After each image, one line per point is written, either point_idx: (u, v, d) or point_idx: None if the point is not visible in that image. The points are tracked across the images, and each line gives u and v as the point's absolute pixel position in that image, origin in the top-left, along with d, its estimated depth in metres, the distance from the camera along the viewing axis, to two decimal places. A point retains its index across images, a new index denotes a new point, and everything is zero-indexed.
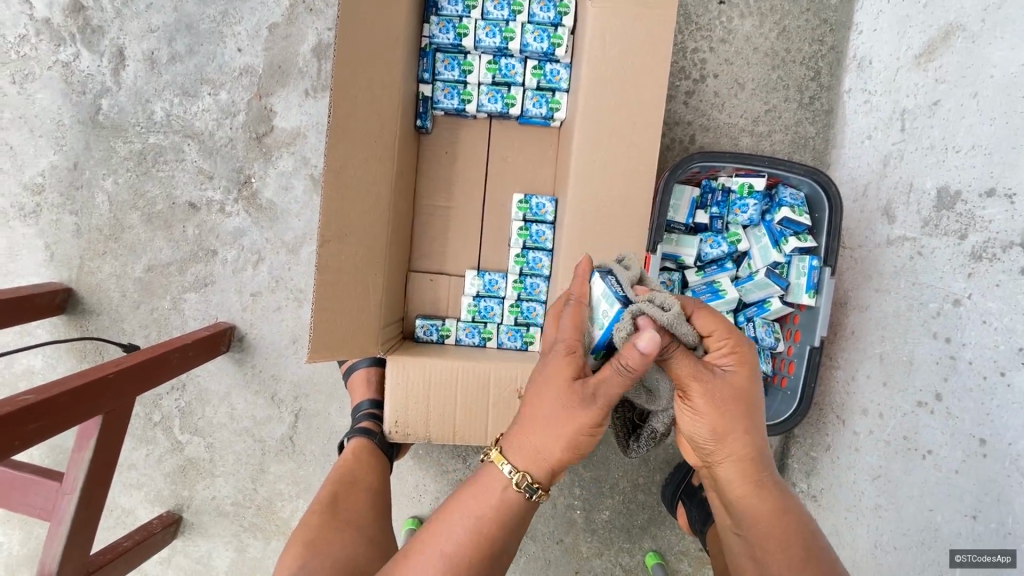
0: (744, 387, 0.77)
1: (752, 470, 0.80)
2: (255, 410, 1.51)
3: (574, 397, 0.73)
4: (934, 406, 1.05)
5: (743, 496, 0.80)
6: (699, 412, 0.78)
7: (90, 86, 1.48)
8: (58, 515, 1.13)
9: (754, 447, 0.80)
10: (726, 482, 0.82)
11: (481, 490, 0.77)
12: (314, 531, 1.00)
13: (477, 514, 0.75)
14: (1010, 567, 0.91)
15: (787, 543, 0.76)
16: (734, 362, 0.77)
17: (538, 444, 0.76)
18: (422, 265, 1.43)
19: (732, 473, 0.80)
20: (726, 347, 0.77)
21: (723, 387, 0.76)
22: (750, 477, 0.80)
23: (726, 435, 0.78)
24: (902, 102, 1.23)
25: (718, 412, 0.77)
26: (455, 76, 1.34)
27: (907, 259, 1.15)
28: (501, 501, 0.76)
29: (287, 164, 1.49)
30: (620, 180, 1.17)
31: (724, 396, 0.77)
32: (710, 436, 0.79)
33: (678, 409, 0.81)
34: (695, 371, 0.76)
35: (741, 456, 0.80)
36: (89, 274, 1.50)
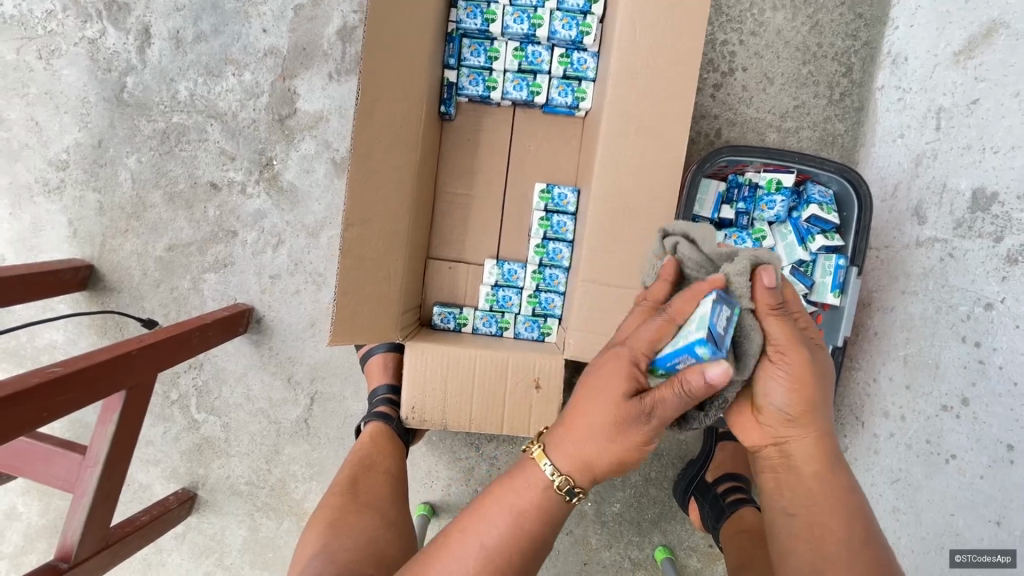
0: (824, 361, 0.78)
1: (825, 454, 0.78)
2: (271, 392, 1.53)
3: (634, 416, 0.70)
4: (959, 411, 1.04)
5: (816, 476, 0.78)
6: (788, 378, 0.76)
7: (116, 64, 1.48)
8: (80, 487, 1.15)
9: (826, 428, 0.79)
10: (798, 461, 0.78)
11: (525, 484, 0.74)
12: (335, 512, 1.01)
13: (517, 509, 0.73)
14: (1010, 566, 0.94)
15: (852, 526, 0.75)
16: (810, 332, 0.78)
17: (588, 449, 0.73)
18: (441, 253, 1.43)
19: (807, 451, 0.78)
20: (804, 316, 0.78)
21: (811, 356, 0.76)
22: (823, 460, 0.78)
23: (812, 410, 0.76)
24: (938, 100, 1.20)
25: (809, 382, 0.76)
26: (481, 63, 1.32)
27: (937, 261, 1.14)
28: (543, 500, 0.73)
29: (310, 147, 1.49)
30: (646, 170, 1.16)
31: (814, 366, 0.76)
32: (793, 409, 0.77)
33: (764, 379, 0.77)
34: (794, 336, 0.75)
35: (818, 434, 0.78)
36: (111, 252, 1.51)
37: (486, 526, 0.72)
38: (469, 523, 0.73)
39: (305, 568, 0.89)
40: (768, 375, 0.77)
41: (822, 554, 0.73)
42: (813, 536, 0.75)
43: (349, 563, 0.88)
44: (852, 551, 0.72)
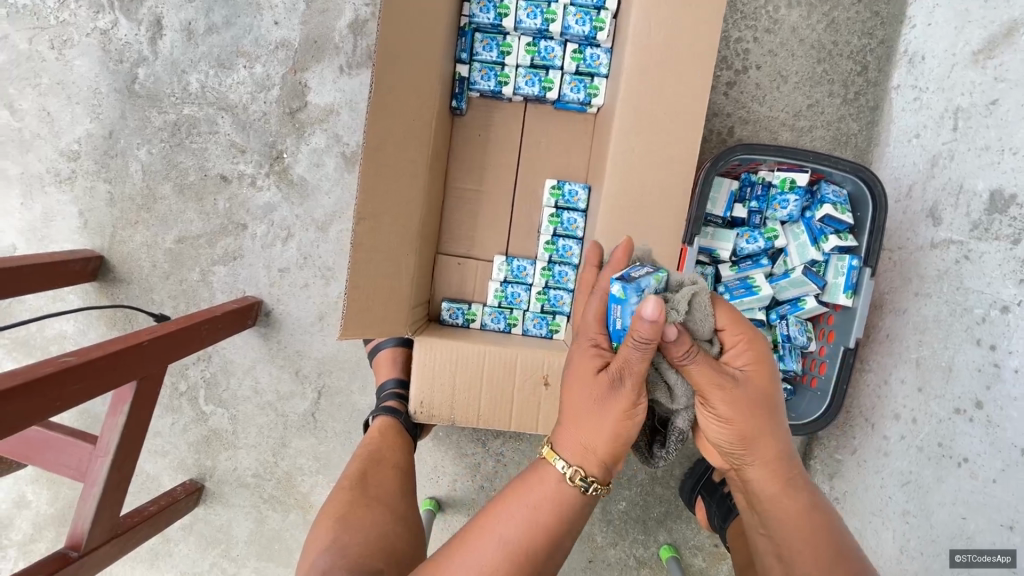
0: (763, 393, 0.76)
1: (780, 471, 0.80)
2: (279, 385, 1.53)
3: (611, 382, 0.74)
4: (973, 414, 1.04)
5: (776, 497, 0.79)
6: (726, 417, 0.76)
7: (128, 55, 1.48)
8: (91, 477, 1.15)
9: (782, 450, 0.79)
10: (756, 485, 0.80)
11: (540, 480, 0.75)
12: (345, 506, 1.00)
13: (534, 504, 0.73)
14: (1010, 566, 0.95)
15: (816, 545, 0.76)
16: (753, 360, 0.77)
17: (578, 431, 0.76)
18: (450, 249, 1.42)
19: (762, 475, 0.79)
20: (747, 343, 0.77)
21: (745, 388, 0.76)
22: (779, 479, 0.79)
23: (752, 438, 0.77)
24: (956, 100, 1.19)
25: (748, 416, 0.76)
26: (494, 57, 1.32)
27: (952, 263, 1.13)
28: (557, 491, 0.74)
29: (320, 141, 1.48)
30: (659, 169, 1.15)
31: (753, 395, 0.76)
32: (737, 441, 0.78)
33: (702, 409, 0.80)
34: (718, 376, 0.74)
35: (770, 456, 0.79)
36: (122, 243, 1.52)
37: (506, 520, 0.72)
38: (487, 519, 0.73)
39: (315, 563, 0.88)
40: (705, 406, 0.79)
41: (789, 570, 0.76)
42: (779, 552, 0.78)
43: (360, 558, 0.88)
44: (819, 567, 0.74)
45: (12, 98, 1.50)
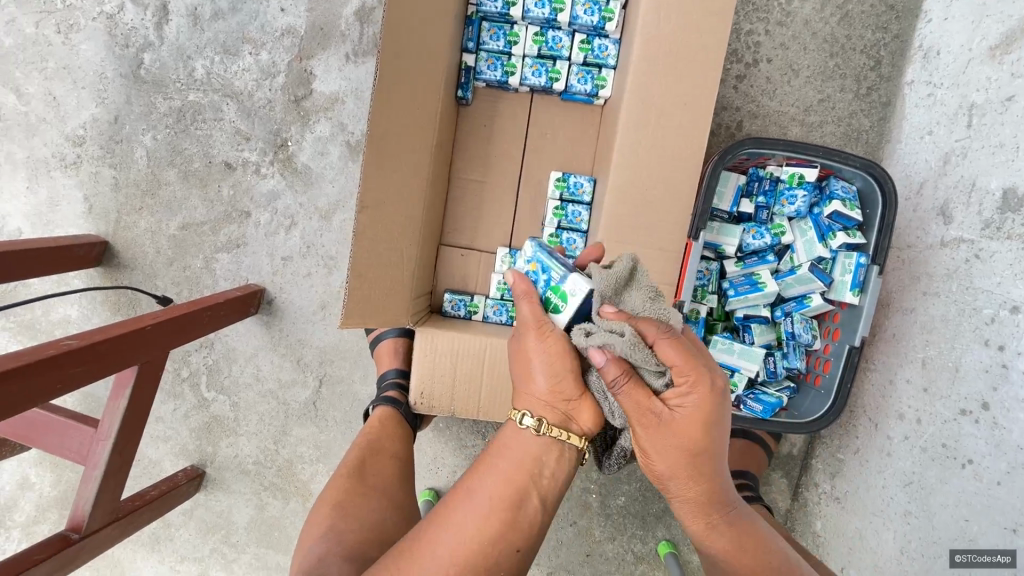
0: (697, 439, 0.74)
1: (704, 509, 0.82)
2: (281, 373, 1.53)
3: (518, 337, 0.81)
4: (978, 415, 1.02)
5: (699, 531, 0.84)
6: (650, 453, 0.76)
7: (134, 40, 1.48)
8: (92, 460, 1.15)
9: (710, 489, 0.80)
10: (681, 515, 0.84)
11: (503, 447, 0.78)
12: (342, 494, 1.00)
13: (497, 470, 0.75)
14: (1011, 566, 0.95)
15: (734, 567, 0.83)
16: (695, 407, 0.72)
17: (523, 388, 0.80)
18: (453, 240, 1.41)
19: (685, 511, 0.82)
20: (694, 385, 0.72)
21: (676, 432, 0.73)
22: (701, 515, 0.82)
23: (678, 474, 0.77)
24: (970, 96, 1.17)
25: (674, 459, 0.75)
26: (501, 47, 1.31)
27: (962, 262, 1.11)
28: (519, 452, 0.77)
29: (324, 129, 1.48)
30: (664, 162, 1.13)
31: (683, 441, 0.74)
32: (663, 477, 0.79)
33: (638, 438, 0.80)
34: (644, 415, 0.73)
35: (693, 495, 0.80)
36: (126, 229, 1.52)
37: (479, 492, 0.73)
38: (457, 497, 0.73)
39: (311, 548, 0.89)
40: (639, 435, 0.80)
41: None
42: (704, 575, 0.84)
43: (356, 545, 0.88)
44: None
45: (19, 82, 1.50)
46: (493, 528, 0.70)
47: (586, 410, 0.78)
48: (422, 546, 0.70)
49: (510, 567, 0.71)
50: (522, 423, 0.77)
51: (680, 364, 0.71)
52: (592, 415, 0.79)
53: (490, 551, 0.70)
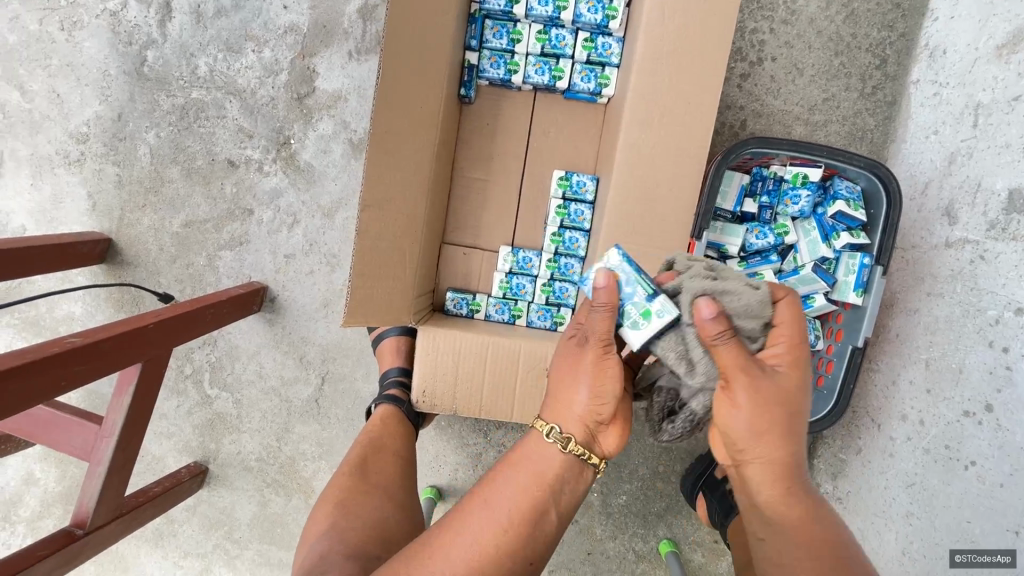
0: (790, 396, 0.77)
1: (781, 481, 0.80)
2: (283, 370, 1.54)
3: (574, 351, 0.81)
4: (982, 417, 1.02)
5: (771, 501, 0.80)
6: (741, 409, 0.76)
7: (137, 37, 1.48)
8: (95, 456, 1.16)
9: (790, 458, 0.79)
10: (752, 486, 0.81)
11: (526, 457, 0.79)
12: (345, 492, 1.01)
13: (518, 479, 0.76)
14: (1010, 566, 0.94)
15: (815, 552, 0.76)
16: (789, 363, 0.78)
17: (561, 398, 0.81)
18: (455, 239, 1.41)
19: (761, 478, 0.80)
20: (788, 344, 0.78)
21: (772, 386, 0.76)
22: (778, 488, 0.80)
23: (768, 436, 0.77)
24: (976, 96, 1.16)
25: (767, 415, 0.76)
26: (504, 45, 1.30)
27: (967, 263, 1.10)
28: (543, 466, 0.77)
29: (327, 127, 1.48)
30: (668, 161, 1.13)
31: (778, 397, 0.76)
32: (748, 438, 0.78)
33: (718, 406, 0.79)
34: (747, 366, 0.74)
35: (771, 462, 0.79)
36: (129, 226, 1.52)
37: (499, 498, 0.74)
38: (475, 502, 0.74)
39: (313, 546, 0.89)
40: (720, 403, 0.78)
41: None
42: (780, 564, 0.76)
43: (359, 543, 0.89)
44: None
45: (22, 79, 1.50)
46: (510, 536, 0.71)
47: (612, 435, 0.81)
48: (437, 547, 0.71)
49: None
50: (549, 438, 0.78)
51: (776, 324, 0.78)
52: (616, 441, 0.81)
53: (505, 558, 0.71)
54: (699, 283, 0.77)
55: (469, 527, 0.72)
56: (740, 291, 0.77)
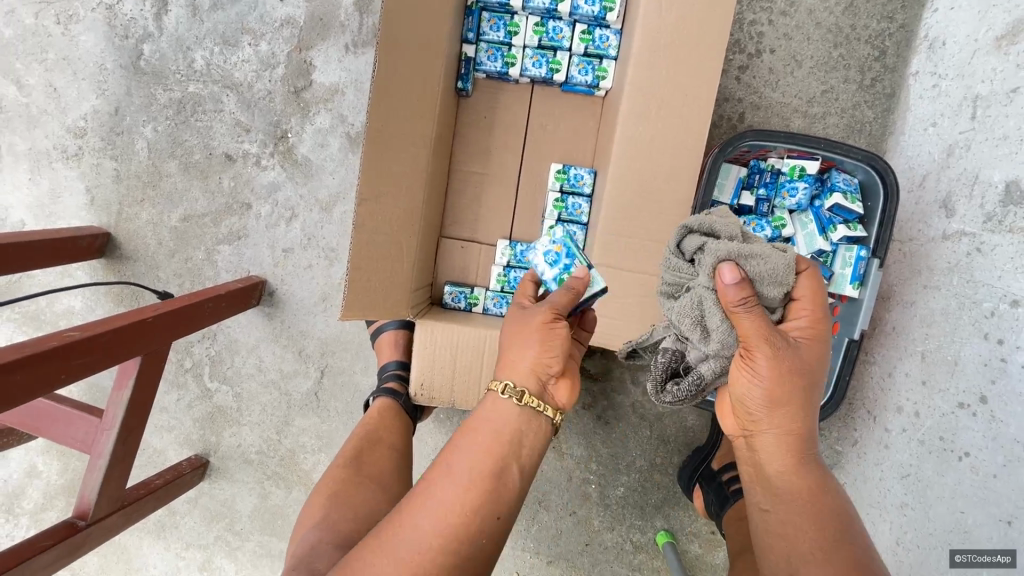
0: (808, 367, 0.79)
1: (794, 451, 0.82)
2: (282, 364, 1.54)
3: (526, 317, 0.85)
4: (976, 409, 1.02)
5: (783, 471, 0.81)
6: (761, 379, 0.78)
7: (133, 30, 1.47)
8: (96, 449, 1.16)
9: (804, 429, 0.81)
10: (763, 455, 0.83)
11: (484, 418, 0.78)
12: (339, 483, 1.01)
13: (480, 441, 0.75)
14: (1010, 566, 0.92)
15: (820, 522, 0.76)
16: (810, 336, 0.79)
17: (511, 357, 0.83)
18: (453, 232, 1.42)
19: (774, 448, 0.82)
20: (810, 318, 0.79)
21: (793, 358, 0.77)
22: (790, 457, 0.82)
23: (783, 406, 0.79)
24: (975, 88, 1.15)
25: (786, 386, 0.78)
26: (501, 38, 1.30)
27: (963, 255, 1.10)
28: (502, 424, 0.77)
29: (324, 121, 1.47)
30: (665, 153, 1.12)
31: (797, 368, 0.78)
32: (763, 406, 0.80)
33: (736, 374, 0.81)
34: (770, 335, 0.76)
35: (784, 431, 0.81)
36: (128, 221, 1.52)
37: (457, 462, 0.71)
38: (437, 468, 0.71)
39: (304, 537, 0.90)
40: (738, 370, 0.81)
41: (793, 548, 0.75)
42: (783, 531, 0.77)
43: (348, 536, 0.89)
44: (825, 551, 0.73)
45: (19, 73, 1.50)
46: (472, 495, 0.68)
47: (563, 389, 0.83)
48: (405, 517, 0.67)
49: (493, 535, 0.69)
50: (504, 395, 0.78)
51: (801, 296, 0.79)
52: (568, 394, 0.83)
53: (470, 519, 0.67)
54: (726, 245, 0.77)
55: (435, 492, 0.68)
56: (768, 255, 0.76)
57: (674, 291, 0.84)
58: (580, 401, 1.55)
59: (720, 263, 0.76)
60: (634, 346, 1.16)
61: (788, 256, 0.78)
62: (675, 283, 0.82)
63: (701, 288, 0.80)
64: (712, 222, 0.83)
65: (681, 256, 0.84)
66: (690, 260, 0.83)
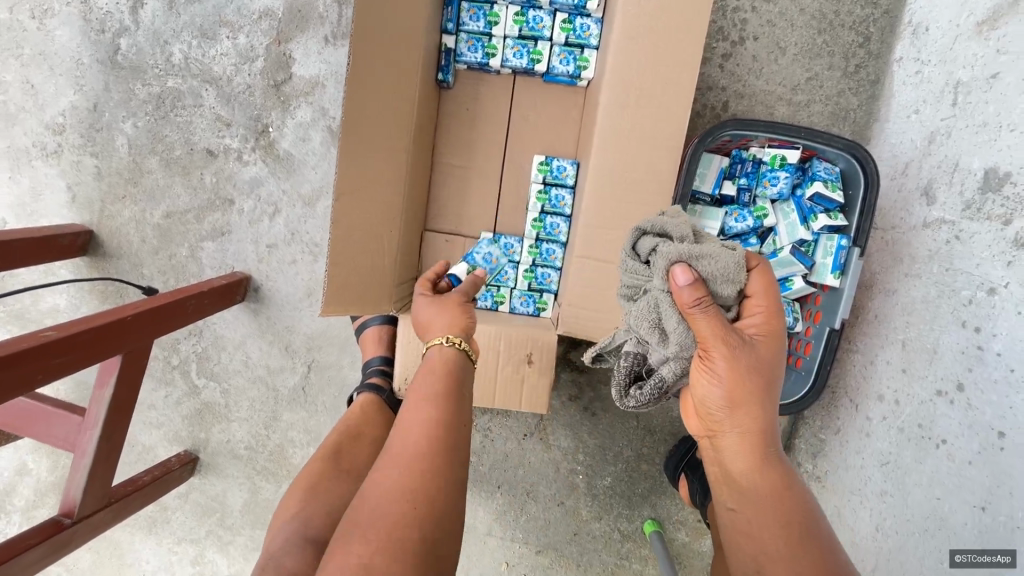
0: (767, 365, 0.79)
1: (758, 450, 0.81)
2: (269, 359, 1.55)
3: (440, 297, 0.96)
4: (954, 396, 1.02)
5: (746, 471, 0.81)
6: (720, 379, 0.79)
7: (109, 24, 1.45)
8: (79, 448, 1.16)
9: (766, 428, 0.81)
10: (727, 455, 0.83)
11: (426, 363, 0.85)
12: (317, 477, 1.01)
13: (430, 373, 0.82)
14: (1010, 567, 0.90)
15: (785, 521, 0.75)
16: (766, 334, 0.79)
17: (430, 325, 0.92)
18: (436, 226, 1.41)
19: (736, 447, 0.82)
20: (765, 315, 0.79)
21: (750, 357, 0.77)
22: (754, 456, 0.81)
23: (744, 404, 0.79)
24: (957, 73, 1.15)
25: (744, 384, 0.78)
26: (481, 28, 1.28)
27: (943, 243, 1.10)
28: (446, 360, 0.85)
29: (305, 115, 1.46)
30: (645, 145, 1.12)
31: (755, 366, 0.78)
32: (723, 405, 0.81)
33: (697, 376, 0.82)
34: (726, 335, 0.76)
35: (747, 430, 0.81)
36: (110, 218, 1.52)
37: (412, 410, 0.76)
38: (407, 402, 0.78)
39: (279, 530, 0.90)
40: (699, 372, 0.82)
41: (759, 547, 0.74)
42: (748, 530, 0.77)
43: (320, 534, 0.89)
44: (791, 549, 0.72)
45: None
46: (421, 434, 0.72)
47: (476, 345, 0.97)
48: (395, 442, 0.72)
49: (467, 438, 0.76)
50: (446, 344, 0.87)
51: (754, 293, 0.79)
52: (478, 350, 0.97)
53: (423, 451, 0.70)
54: (676, 247, 0.77)
55: (413, 416, 0.75)
56: (718, 254, 0.76)
57: (631, 294, 0.86)
58: (566, 392, 1.55)
59: (672, 266, 0.76)
60: (598, 351, 1.09)
61: (739, 254, 0.78)
62: (632, 286, 0.84)
63: (656, 291, 0.81)
64: (665, 222, 0.84)
65: (638, 258, 0.85)
66: (647, 262, 0.84)
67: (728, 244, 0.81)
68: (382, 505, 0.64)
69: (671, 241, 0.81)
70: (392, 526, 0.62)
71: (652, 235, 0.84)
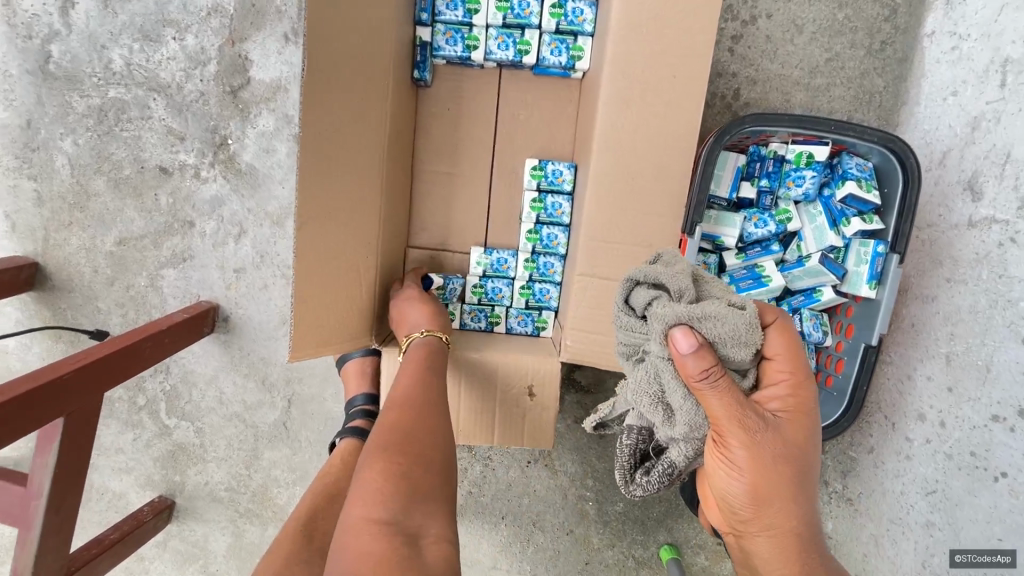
0: (796, 448, 0.66)
1: (795, 550, 0.69)
2: (245, 394, 1.41)
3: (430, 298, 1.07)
4: (1014, 423, 0.93)
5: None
6: (742, 471, 0.66)
7: (37, 29, 1.28)
8: (27, 521, 1.04)
9: (802, 524, 0.69)
10: (759, 558, 0.71)
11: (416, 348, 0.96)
12: (286, 559, 0.82)
13: (421, 357, 0.94)
14: (1011, 566, 0.92)
15: None
16: (792, 408, 0.67)
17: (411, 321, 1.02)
18: (420, 243, 1.26)
19: (767, 548, 0.70)
20: (789, 385, 0.67)
21: (773, 439, 0.65)
22: (790, 557, 0.69)
23: (772, 498, 0.67)
24: (1004, 50, 1.01)
25: (771, 475, 0.66)
26: (459, 17, 1.12)
27: (994, 246, 0.98)
28: (437, 349, 0.97)
29: (267, 123, 1.30)
30: (649, 149, 0.98)
31: (781, 450, 0.66)
32: (747, 501, 0.68)
33: (713, 466, 0.69)
34: (742, 417, 0.64)
35: (779, 530, 0.69)
36: (56, 248, 1.36)
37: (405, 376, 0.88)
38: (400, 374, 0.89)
39: None
40: (714, 462, 0.69)
41: None
42: None
43: None
44: None
45: None
46: (418, 390, 0.82)
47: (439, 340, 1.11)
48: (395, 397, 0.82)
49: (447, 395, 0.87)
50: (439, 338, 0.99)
51: (773, 357, 0.67)
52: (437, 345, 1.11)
53: (422, 394, 0.82)
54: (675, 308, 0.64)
55: (405, 380, 0.87)
56: (724, 315, 0.63)
57: (630, 354, 0.73)
58: (572, 414, 1.43)
59: (672, 330, 0.64)
60: (599, 420, 0.92)
61: (749, 311, 0.65)
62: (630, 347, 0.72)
63: (655, 358, 0.69)
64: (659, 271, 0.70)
65: (633, 313, 0.73)
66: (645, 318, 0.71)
67: (735, 299, 0.67)
68: (409, 428, 0.72)
69: (669, 296, 0.68)
70: (422, 441, 0.70)
71: (646, 286, 0.71)
